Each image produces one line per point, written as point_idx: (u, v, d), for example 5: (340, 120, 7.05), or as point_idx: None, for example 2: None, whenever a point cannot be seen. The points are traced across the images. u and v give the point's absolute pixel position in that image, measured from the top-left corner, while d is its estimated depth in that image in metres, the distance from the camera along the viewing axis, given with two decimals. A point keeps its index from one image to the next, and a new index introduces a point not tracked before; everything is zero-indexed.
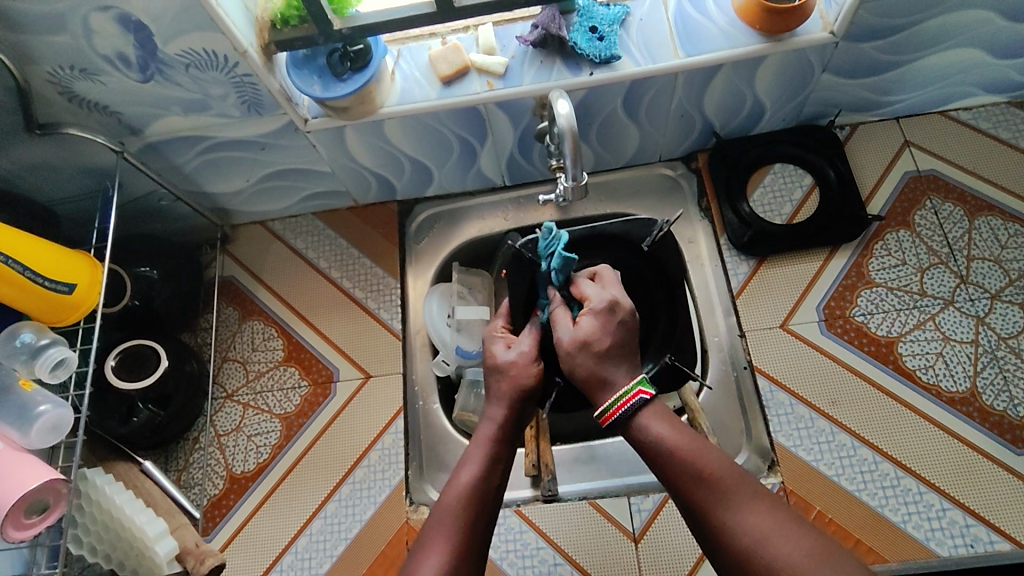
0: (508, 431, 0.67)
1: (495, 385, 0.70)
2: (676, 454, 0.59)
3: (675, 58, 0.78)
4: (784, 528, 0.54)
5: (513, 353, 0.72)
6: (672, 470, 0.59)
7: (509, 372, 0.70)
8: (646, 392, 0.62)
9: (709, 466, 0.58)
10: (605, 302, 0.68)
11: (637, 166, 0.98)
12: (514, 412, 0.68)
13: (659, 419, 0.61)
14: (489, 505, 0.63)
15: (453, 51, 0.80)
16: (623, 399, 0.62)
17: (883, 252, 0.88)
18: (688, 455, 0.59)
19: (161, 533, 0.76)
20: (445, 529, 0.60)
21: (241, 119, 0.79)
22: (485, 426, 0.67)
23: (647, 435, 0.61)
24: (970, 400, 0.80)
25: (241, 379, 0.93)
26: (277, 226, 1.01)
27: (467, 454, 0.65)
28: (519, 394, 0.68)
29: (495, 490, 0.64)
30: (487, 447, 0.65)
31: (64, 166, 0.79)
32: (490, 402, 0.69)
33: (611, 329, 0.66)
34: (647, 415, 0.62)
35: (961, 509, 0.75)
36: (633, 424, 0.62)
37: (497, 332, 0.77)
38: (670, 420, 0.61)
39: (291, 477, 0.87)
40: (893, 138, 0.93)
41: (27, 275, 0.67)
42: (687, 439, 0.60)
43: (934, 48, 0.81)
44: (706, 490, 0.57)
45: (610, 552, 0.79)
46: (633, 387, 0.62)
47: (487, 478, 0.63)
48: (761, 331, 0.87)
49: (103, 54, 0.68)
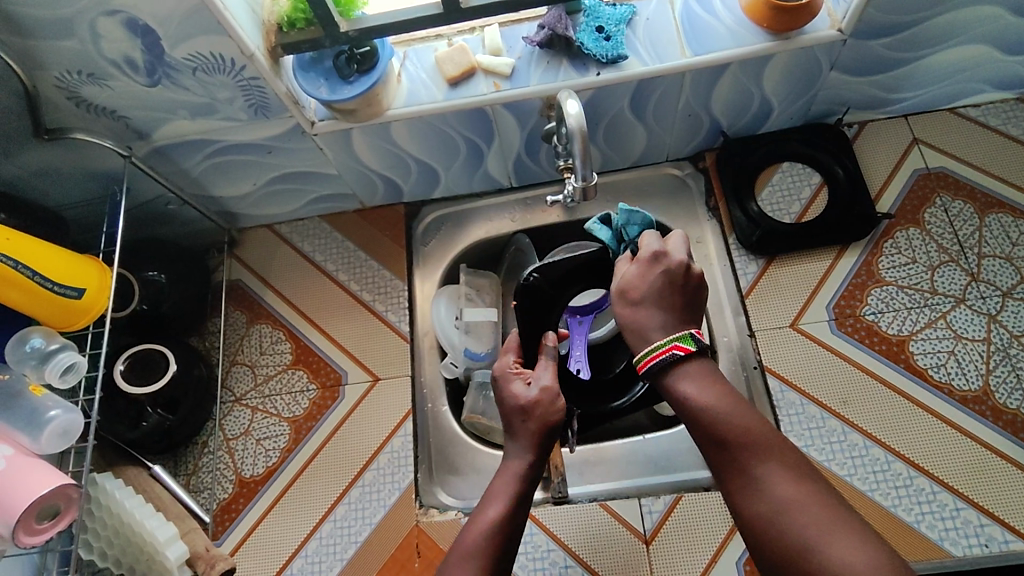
0: (535, 470, 0.67)
1: (520, 424, 0.71)
2: (705, 416, 0.57)
3: (682, 57, 0.78)
4: (808, 499, 0.53)
5: (534, 390, 0.72)
6: (701, 429, 0.57)
7: (535, 412, 0.71)
8: (683, 348, 0.59)
9: (740, 428, 0.56)
10: (652, 251, 0.64)
11: (645, 166, 0.98)
12: (540, 450, 0.68)
13: (690, 379, 0.59)
14: (513, 542, 0.62)
15: (460, 53, 0.80)
16: (657, 350, 0.60)
17: (893, 250, 0.87)
18: (717, 417, 0.57)
19: (172, 538, 0.76)
20: (468, 565, 0.60)
21: (248, 122, 0.79)
22: (511, 464, 0.68)
23: (677, 393, 0.59)
24: (983, 398, 0.79)
25: (249, 383, 0.93)
26: (284, 230, 1.01)
27: (492, 488, 0.66)
28: (544, 431, 0.69)
29: (518, 528, 0.64)
30: (513, 484, 0.65)
31: (72, 171, 0.79)
32: (515, 442, 0.70)
33: (652, 276, 0.63)
34: (681, 372, 0.59)
35: (975, 508, 0.75)
36: (666, 378, 0.60)
37: (511, 369, 0.77)
38: (702, 379, 0.59)
39: (300, 481, 0.87)
40: (901, 136, 0.93)
41: (35, 280, 0.67)
42: (717, 400, 0.57)
43: (942, 45, 0.81)
44: (730, 452, 0.56)
45: (621, 555, 0.79)
46: (668, 341, 0.60)
47: (511, 516, 0.63)
48: (771, 330, 0.86)
49: (111, 58, 0.68)
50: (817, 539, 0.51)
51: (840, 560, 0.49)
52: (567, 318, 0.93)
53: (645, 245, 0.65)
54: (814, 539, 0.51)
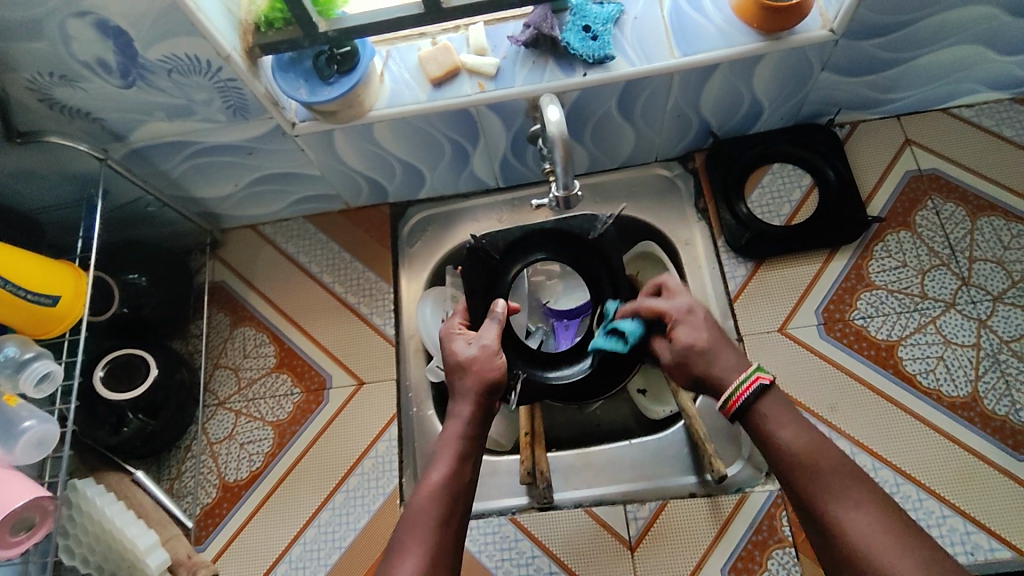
0: (475, 426, 0.67)
1: (459, 382, 0.69)
2: (787, 455, 0.59)
3: (671, 57, 0.76)
4: (891, 534, 0.53)
5: (474, 347, 0.71)
6: (789, 463, 0.59)
7: (474, 368, 0.69)
8: (765, 377, 0.62)
9: (826, 463, 0.58)
10: (683, 306, 0.68)
11: (633, 167, 0.97)
12: (480, 407, 0.67)
13: (775, 410, 0.61)
14: (460, 504, 0.62)
15: (443, 52, 0.78)
16: (741, 387, 0.62)
17: (883, 253, 0.86)
18: (813, 451, 0.58)
19: (153, 545, 0.75)
20: (419, 531, 0.59)
21: (227, 124, 0.77)
22: (452, 424, 0.67)
23: (764, 427, 0.61)
24: (972, 404, 0.79)
25: (232, 386, 0.92)
26: (268, 230, 1.00)
27: (435, 452, 0.65)
28: (483, 388, 0.68)
29: (466, 488, 0.64)
30: (456, 445, 0.65)
31: (49, 174, 0.78)
32: (455, 399, 0.68)
33: (702, 329, 0.66)
34: (766, 404, 0.61)
35: (961, 516, 0.74)
36: (752, 411, 0.62)
37: (455, 329, 0.77)
38: (786, 411, 0.61)
39: (284, 485, 0.86)
40: (894, 137, 0.91)
41: (8, 289, 0.66)
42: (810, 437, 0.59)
43: (936, 46, 0.79)
44: (821, 483, 0.57)
45: (607, 561, 0.78)
46: (751, 373, 0.62)
47: (457, 478, 0.63)
48: (760, 335, 0.85)
49: (83, 60, 0.66)
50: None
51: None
52: (552, 321, 0.93)
53: (669, 307, 0.69)
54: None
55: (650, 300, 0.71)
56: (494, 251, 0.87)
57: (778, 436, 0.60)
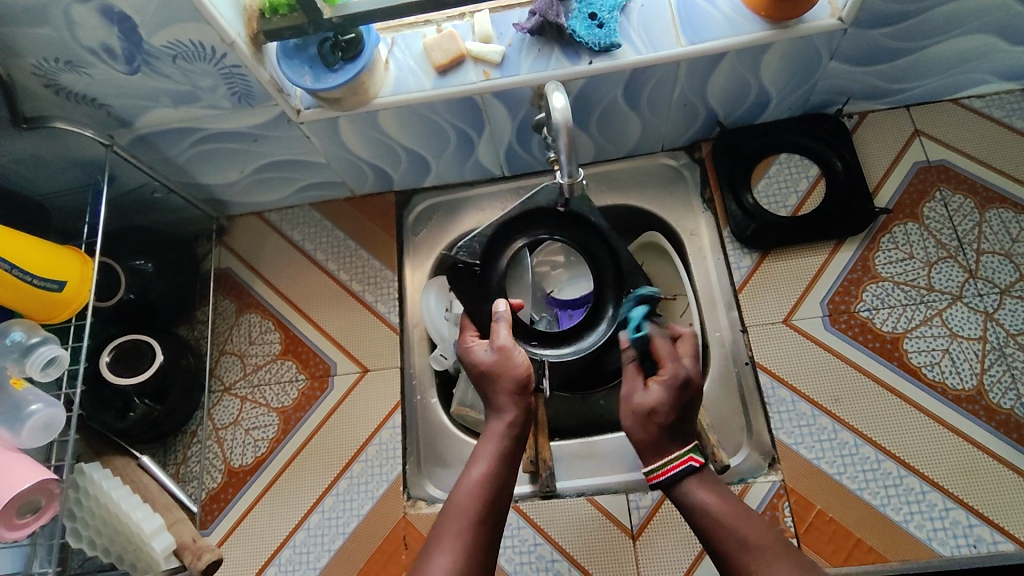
0: (519, 427, 0.67)
1: (491, 385, 0.69)
2: (714, 531, 0.60)
3: (677, 46, 0.76)
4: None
5: (493, 351, 0.71)
6: (713, 536, 0.60)
7: (501, 370, 0.69)
8: (696, 460, 0.64)
9: (751, 538, 0.58)
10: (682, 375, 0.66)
11: (639, 156, 0.96)
12: (522, 408, 0.68)
13: (703, 486, 0.63)
14: (499, 504, 0.63)
15: (448, 40, 0.78)
16: (670, 463, 0.64)
17: (890, 245, 0.86)
18: (734, 524, 0.60)
19: (158, 529, 0.76)
20: (456, 528, 0.60)
21: (232, 110, 0.77)
22: (495, 424, 0.68)
23: (692, 503, 0.63)
24: (977, 397, 0.78)
25: (238, 372, 0.92)
26: (274, 217, 1.00)
27: (477, 451, 0.66)
28: (518, 389, 0.68)
29: (507, 485, 0.64)
30: (498, 444, 0.66)
31: (55, 160, 0.78)
32: (493, 400, 0.69)
33: (680, 403, 0.66)
34: (693, 483, 0.63)
35: (964, 508, 0.74)
36: (678, 489, 0.64)
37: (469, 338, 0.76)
38: (713, 488, 0.63)
39: (289, 470, 0.87)
40: (902, 127, 0.91)
41: (14, 274, 0.66)
42: (734, 510, 0.61)
43: (946, 35, 0.78)
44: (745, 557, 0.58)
45: (608, 549, 0.79)
46: (683, 453, 0.64)
47: (498, 476, 0.64)
48: (764, 326, 0.85)
49: (88, 45, 0.66)
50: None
51: None
52: (557, 311, 0.93)
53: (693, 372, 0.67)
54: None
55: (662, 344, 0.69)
56: (474, 261, 0.83)
57: (703, 506, 0.62)
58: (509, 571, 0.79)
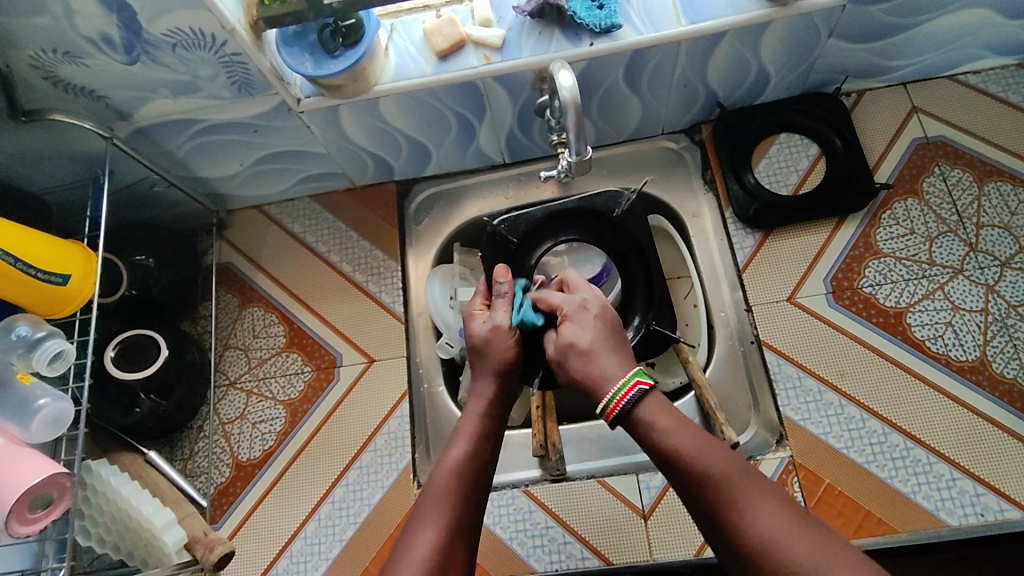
0: (496, 408, 0.69)
1: (479, 364, 0.72)
2: (679, 457, 0.56)
3: (678, 25, 0.76)
4: (793, 528, 0.51)
5: (488, 326, 0.73)
6: (675, 467, 0.57)
7: (490, 348, 0.72)
8: (644, 382, 0.60)
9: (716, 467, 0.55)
10: (579, 304, 0.69)
11: (640, 140, 0.96)
12: (500, 388, 0.70)
13: (660, 412, 0.59)
14: (481, 482, 0.64)
15: (449, 24, 0.78)
16: (621, 392, 0.60)
17: (891, 221, 0.86)
18: (699, 456, 0.56)
19: (169, 523, 0.76)
20: (438, 504, 0.60)
21: (232, 100, 0.77)
22: (474, 405, 0.69)
23: (651, 432, 0.59)
24: (980, 368, 0.79)
25: (243, 366, 0.92)
26: (274, 210, 0.99)
27: (457, 431, 0.67)
28: (503, 368, 0.70)
29: (486, 465, 0.65)
30: (476, 425, 0.67)
31: (53, 153, 0.78)
32: (475, 381, 0.71)
33: (591, 324, 0.66)
34: (648, 408, 0.60)
35: (971, 478, 0.75)
36: (633, 417, 0.60)
37: (476, 309, 0.78)
38: (673, 415, 0.59)
39: (298, 462, 0.86)
40: (900, 105, 0.91)
41: (18, 267, 0.66)
42: (696, 439, 0.57)
43: (942, 10, 0.79)
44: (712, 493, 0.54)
45: (620, 530, 0.79)
46: (630, 377, 0.61)
47: (476, 455, 0.64)
48: (768, 305, 0.86)
49: (86, 35, 0.65)
50: (818, 568, 0.49)
51: None
52: None
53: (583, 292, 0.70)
54: (813, 571, 0.49)
55: (548, 293, 0.71)
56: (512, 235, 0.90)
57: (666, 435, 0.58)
58: (521, 555, 0.79)
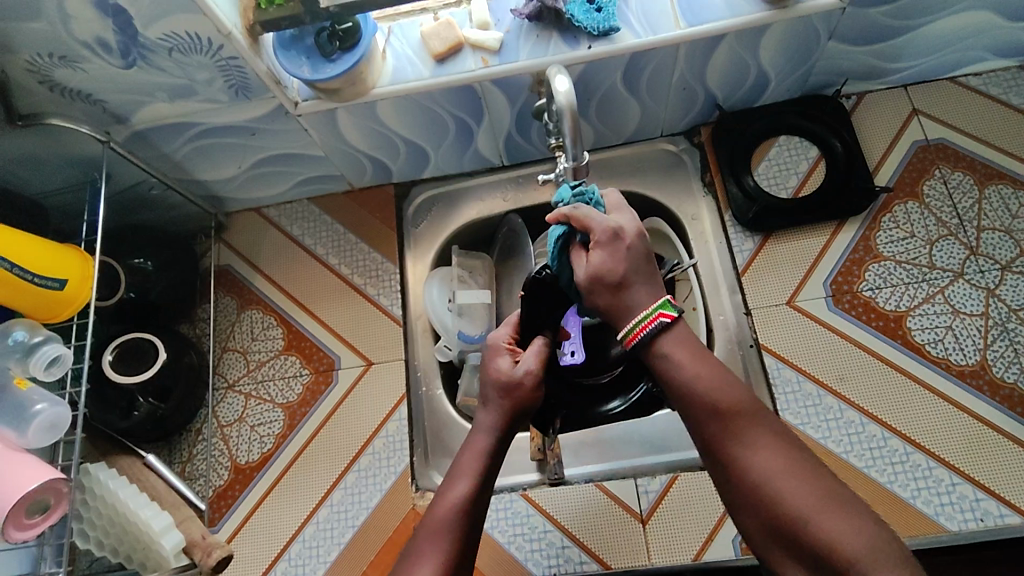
0: (502, 442, 0.65)
1: (494, 400, 0.67)
2: (694, 389, 0.56)
3: (677, 28, 0.75)
4: (797, 469, 0.53)
5: (522, 370, 0.68)
6: (689, 399, 0.56)
7: (507, 387, 0.67)
8: (668, 315, 0.57)
9: (724, 401, 0.55)
10: (612, 227, 0.60)
11: (638, 142, 0.96)
12: (508, 425, 0.66)
13: (679, 345, 0.57)
14: (479, 519, 0.61)
15: (446, 27, 0.77)
16: (644, 322, 0.57)
17: (891, 224, 0.86)
18: (707, 390, 0.56)
19: (167, 527, 0.76)
20: (435, 545, 0.58)
21: (229, 104, 0.76)
22: (478, 437, 0.66)
23: (667, 364, 0.57)
24: (980, 372, 0.79)
25: (241, 369, 0.92)
26: (272, 212, 0.99)
27: (459, 465, 0.63)
28: (516, 410, 0.66)
29: (486, 503, 0.62)
30: (480, 461, 0.63)
31: (50, 157, 0.77)
32: (483, 414, 0.67)
33: (620, 256, 0.60)
34: (668, 341, 0.57)
35: (971, 483, 0.75)
36: (652, 349, 0.58)
37: (502, 343, 0.73)
38: (691, 348, 0.57)
39: (297, 465, 0.86)
40: (900, 108, 0.91)
41: (15, 272, 0.66)
42: (709, 372, 0.56)
43: (943, 12, 0.79)
44: (719, 424, 0.55)
45: (618, 535, 0.79)
46: (653, 310, 0.58)
47: (479, 493, 0.62)
48: (768, 308, 0.85)
49: (83, 40, 0.65)
50: (810, 508, 0.51)
51: (841, 538, 0.49)
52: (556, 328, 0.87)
53: (595, 222, 0.61)
54: (807, 511, 0.51)
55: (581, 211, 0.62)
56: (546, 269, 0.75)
57: (678, 365, 0.57)
58: (519, 559, 0.79)
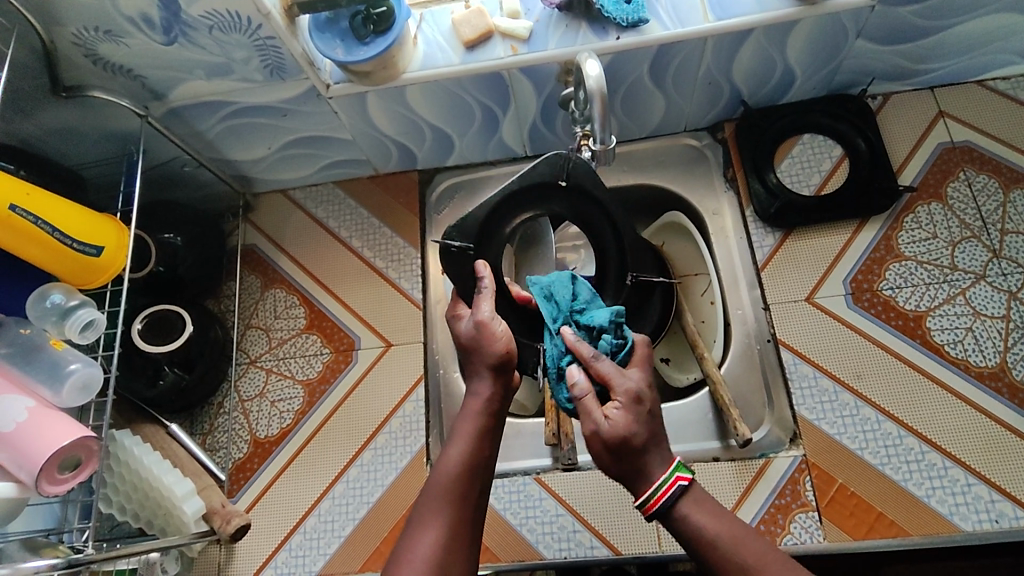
0: (497, 400, 0.65)
1: (469, 362, 0.68)
2: (713, 542, 0.56)
3: (705, 21, 0.76)
4: None
5: (468, 324, 0.68)
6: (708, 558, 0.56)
7: (476, 346, 0.66)
8: (685, 477, 0.58)
9: (747, 554, 0.55)
10: (634, 389, 0.60)
11: (662, 136, 0.97)
12: (498, 385, 0.66)
13: (701, 506, 0.58)
14: (479, 480, 0.62)
15: (477, 15, 0.79)
16: (661, 489, 0.57)
17: (913, 224, 0.86)
18: (728, 542, 0.56)
19: (189, 493, 0.78)
20: (436, 508, 0.60)
21: (264, 84, 0.78)
22: (471, 399, 0.66)
23: (689, 526, 0.58)
24: (1000, 375, 0.79)
25: (264, 346, 0.94)
26: (299, 195, 1.01)
27: (455, 427, 0.64)
28: (496, 364, 0.65)
29: (486, 462, 0.64)
30: (475, 422, 0.64)
31: (89, 130, 0.81)
32: (471, 376, 0.67)
33: (643, 417, 0.59)
34: (689, 505, 0.58)
35: (986, 484, 0.75)
36: (674, 513, 0.58)
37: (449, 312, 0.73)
38: (713, 508, 0.58)
39: (314, 441, 0.88)
40: (926, 109, 0.91)
41: (56, 236, 0.68)
42: (730, 526, 0.57)
43: (974, 13, 0.79)
44: (741, 570, 0.55)
45: (630, 522, 0.79)
46: (672, 472, 0.58)
47: (477, 454, 0.63)
48: (786, 303, 0.86)
49: (127, 15, 0.67)
50: None
51: None
52: None
53: (618, 383, 0.61)
54: None
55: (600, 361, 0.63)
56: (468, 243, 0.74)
57: (702, 528, 0.57)
58: (530, 542, 0.80)
